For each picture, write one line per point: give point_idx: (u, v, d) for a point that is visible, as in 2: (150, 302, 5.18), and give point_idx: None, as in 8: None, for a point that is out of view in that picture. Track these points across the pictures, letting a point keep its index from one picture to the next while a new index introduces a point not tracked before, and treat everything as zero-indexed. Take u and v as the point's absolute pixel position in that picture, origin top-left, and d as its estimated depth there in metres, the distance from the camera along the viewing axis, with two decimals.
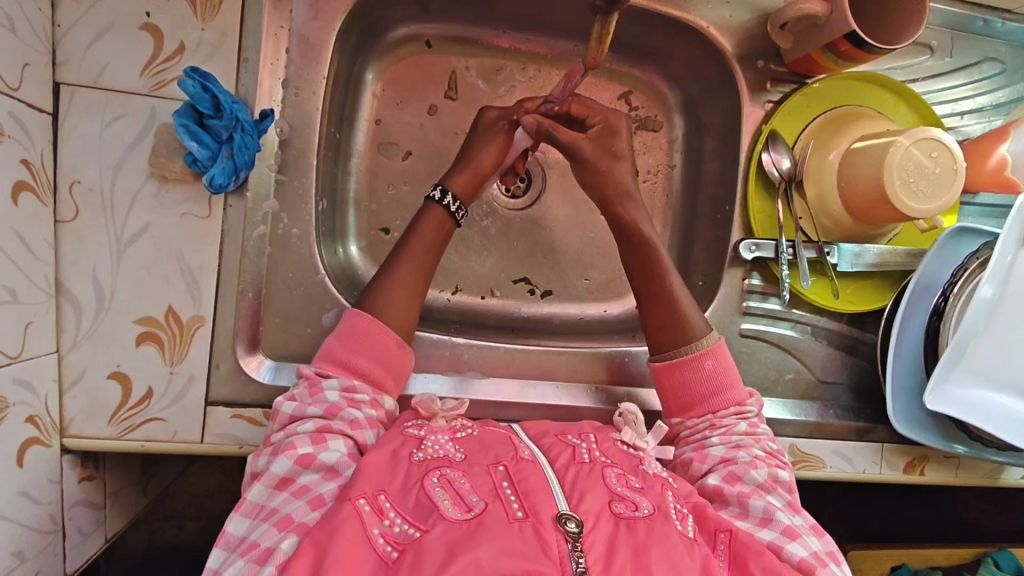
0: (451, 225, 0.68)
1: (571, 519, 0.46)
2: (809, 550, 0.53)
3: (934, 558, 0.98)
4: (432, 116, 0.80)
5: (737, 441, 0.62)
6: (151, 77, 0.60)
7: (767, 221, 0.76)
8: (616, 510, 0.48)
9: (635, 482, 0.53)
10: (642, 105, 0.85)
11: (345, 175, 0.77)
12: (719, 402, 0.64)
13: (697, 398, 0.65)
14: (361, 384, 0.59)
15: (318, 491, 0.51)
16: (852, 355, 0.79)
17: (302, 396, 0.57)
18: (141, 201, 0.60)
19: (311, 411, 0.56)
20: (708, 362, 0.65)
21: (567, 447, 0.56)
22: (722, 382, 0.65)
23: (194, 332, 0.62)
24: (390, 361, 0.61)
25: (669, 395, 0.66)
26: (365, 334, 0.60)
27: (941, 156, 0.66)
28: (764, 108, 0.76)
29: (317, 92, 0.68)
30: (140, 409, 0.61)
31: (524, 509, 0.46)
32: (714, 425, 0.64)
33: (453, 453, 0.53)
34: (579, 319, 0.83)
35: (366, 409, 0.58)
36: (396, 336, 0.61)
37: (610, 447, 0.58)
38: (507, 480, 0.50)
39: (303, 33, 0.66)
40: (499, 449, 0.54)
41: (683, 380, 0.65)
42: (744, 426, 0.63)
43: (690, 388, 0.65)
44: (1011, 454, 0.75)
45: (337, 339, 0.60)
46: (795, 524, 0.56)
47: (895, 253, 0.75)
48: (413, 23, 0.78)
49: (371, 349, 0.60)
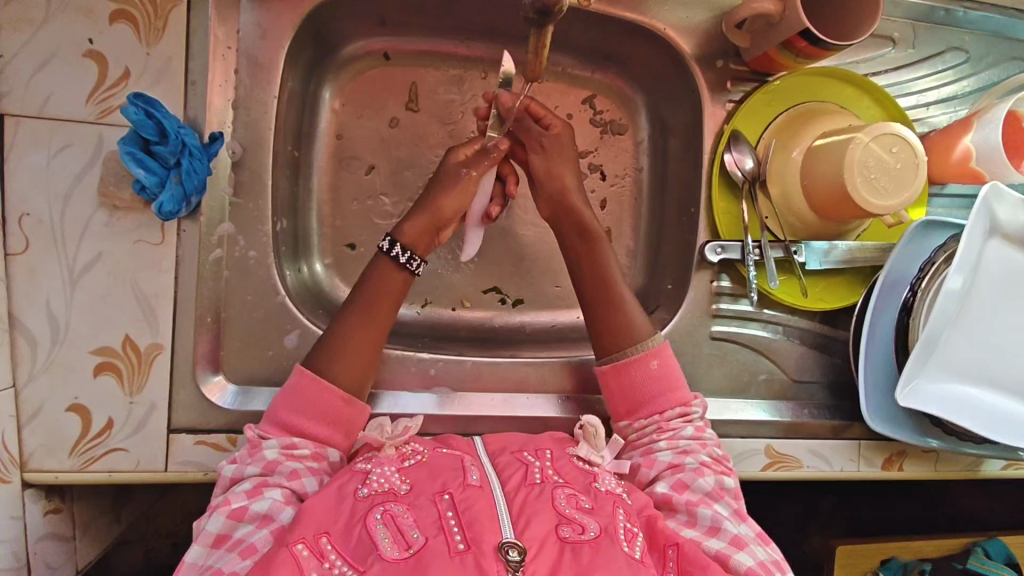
0: (406, 276, 0.67)
1: (514, 547, 0.45)
2: (756, 559, 0.53)
3: (924, 550, 0.98)
4: (393, 128, 0.79)
5: (684, 447, 0.62)
6: (96, 105, 0.59)
7: (733, 222, 0.75)
8: (563, 534, 0.48)
9: (585, 503, 0.52)
10: (606, 108, 0.84)
11: (306, 192, 0.77)
12: (665, 403, 0.65)
13: (642, 398, 0.65)
14: (303, 441, 0.58)
15: (249, 541, 0.51)
16: (826, 353, 0.78)
17: (241, 458, 0.57)
18: (92, 230, 0.60)
19: (248, 471, 0.55)
20: (654, 363, 0.65)
21: (521, 466, 0.55)
22: (667, 384, 0.65)
23: (152, 360, 0.61)
24: (336, 417, 0.60)
25: (615, 399, 0.66)
26: (310, 393, 0.60)
27: (900, 151, 0.65)
28: (726, 108, 0.75)
29: (269, 112, 0.67)
30: (101, 440, 0.60)
31: (465, 540, 0.46)
32: (661, 428, 0.64)
33: (399, 485, 0.52)
34: (551, 326, 0.83)
35: (307, 462, 0.57)
36: (342, 394, 0.60)
37: (565, 464, 0.57)
38: (452, 510, 0.49)
39: (252, 52, 0.66)
40: (447, 475, 0.53)
41: (630, 380, 0.66)
42: (690, 431, 0.63)
43: (637, 389, 0.65)
44: (987, 447, 0.75)
45: (282, 399, 0.59)
46: (743, 533, 0.56)
47: (863, 249, 0.74)
48: (368, 36, 0.77)
49: (315, 409, 0.59)
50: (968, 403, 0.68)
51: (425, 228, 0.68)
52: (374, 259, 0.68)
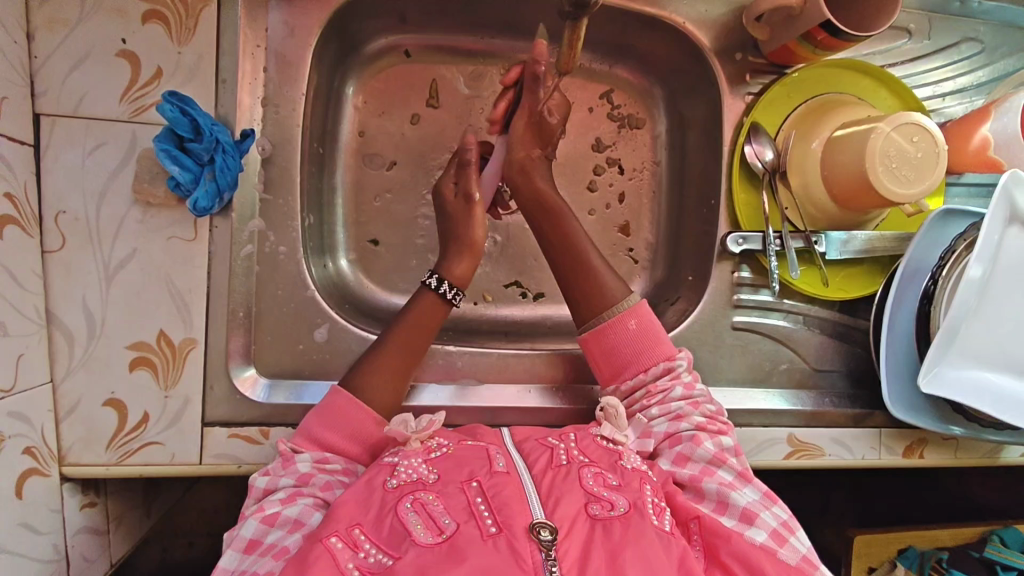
0: (447, 309, 0.69)
1: (545, 527, 0.46)
2: (768, 530, 0.53)
3: (941, 538, 1.00)
4: (414, 124, 0.80)
5: (675, 411, 0.63)
6: (129, 104, 0.60)
7: (753, 213, 0.76)
8: (593, 512, 0.49)
9: (613, 481, 0.53)
10: (624, 103, 0.85)
11: (330, 189, 0.78)
12: (649, 361, 0.66)
13: (626, 360, 0.66)
14: (333, 457, 0.59)
15: (282, 544, 0.51)
16: (845, 342, 0.79)
17: (274, 469, 0.57)
18: (126, 227, 0.60)
19: (283, 482, 0.56)
20: (631, 323, 0.67)
21: (546, 449, 0.56)
22: (648, 340, 0.66)
23: (186, 355, 0.62)
24: (366, 439, 0.61)
25: (601, 365, 0.68)
26: (345, 413, 0.60)
27: (921, 141, 0.66)
28: (745, 100, 0.76)
29: (296, 110, 0.68)
30: (137, 434, 0.61)
31: (497, 523, 0.47)
32: (651, 392, 0.64)
33: (426, 475, 0.53)
34: (571, 319, 0.84)
35: (338, 476, 0.58)
36: (375, 417, 0.61)
37: (590, 444, 0.58)
38: (480, 495, 0.50)
39: (279, 50, 0.66)
40: (474, 464, 0.54)
41: (611, 343, 0.67)
42: (680, 390, 0.64)
43: (619, 351, 0.67)
44: (1010, 434, 0.75)
45: (318, 416, 0.60)
46: (750, 502, 0.55)
47: (883, 239, 0.75)
48: (390, 34, 0.78)
49: (349, 429, 0.60)
50: (991, 389, 0.69)
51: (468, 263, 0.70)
52: (419, 293, 0.68)
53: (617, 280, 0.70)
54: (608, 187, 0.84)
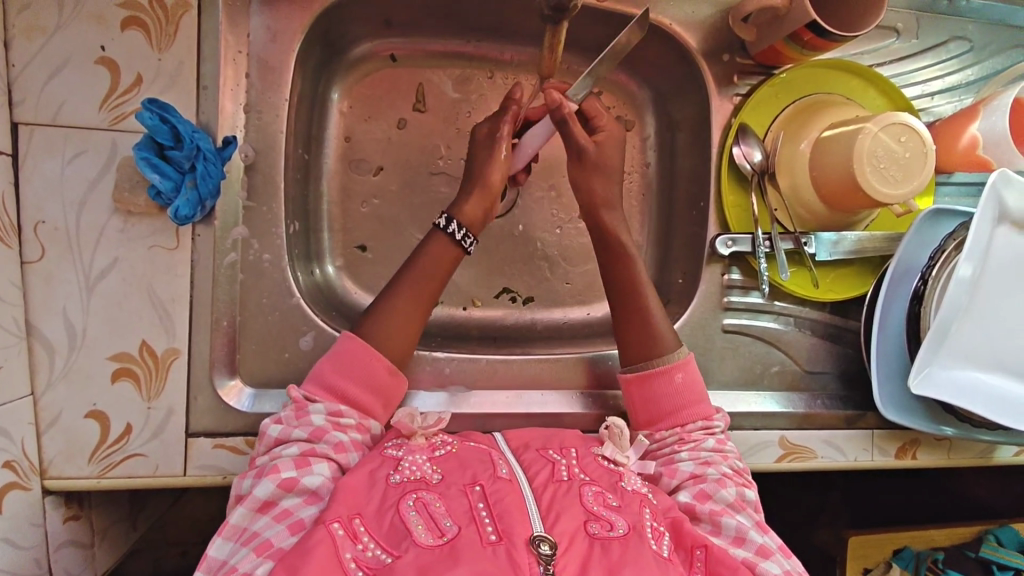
0: (458, 251, 0.67)
1: (545, 541, 0.46)
2: (783, 568, 0.54)
3: (935, 539, 0.99)
4: (401, 129, 0.79)
5: (706, 458, 0.62)
6: (109, 111, 0.59)
7: (742, 215, 0.75)
8: (592, 530, 0.48)
9: (612, 501, 0.52)
10: (613, 105, 0.84)
11: (316, 195, 0.77)
12: (689, 415, 0.65)
13: (666, 410, 0.65)
14: (348, 409, 0.58)
15: (297, 514, 0.51)
16: (837, 343, 0.79)
17: (287, 420, 0.57)
18: (107, 236, 0.60)
19: (296, 435, 0.56)
20: (678, 376, 0.66)
21: (547, 463, 0.55)
22: (690, 396, 0.65)
23: (169, 365, 0.61)
24: (379, 388, 0.60)
25: (637, 408, 0.67)
26: (358, 360, 0.60)
27: (909, 140, 0.65)
28: (733, 101, 0.75)
29: (280, 116, 0.67)
30: (120, 446, 0.60)
31: (497, 532, 0.46)
32: (682, 439, 0.64)
33: (430, 474, 0.53)
34: (561, 323, 0.83)
35: (350, 433, 0.58)
36: (388, 364, 0.61)
37: (591, 463, 0.58)
38: (483, 501, 0.49)
39: (262, 56, 0.66)
40: (477, 467, 0.53)
41: (654, 391, 0.66)
42: (712, 443, 0.63)
43: (659, 399, 0.66)
44: (999, 433, 0.75)
45: (330, 362, 0.60)
46: (767, 543, 0.56)
47: (873, 239, 0.75)
48: (376, 38, 0.77)
49: (362, 376, 0.60)
50: (981, 390, 0.69)
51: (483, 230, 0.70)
52: (430, 234, 0.67)
53: (670, 331, 0.68)
54: None
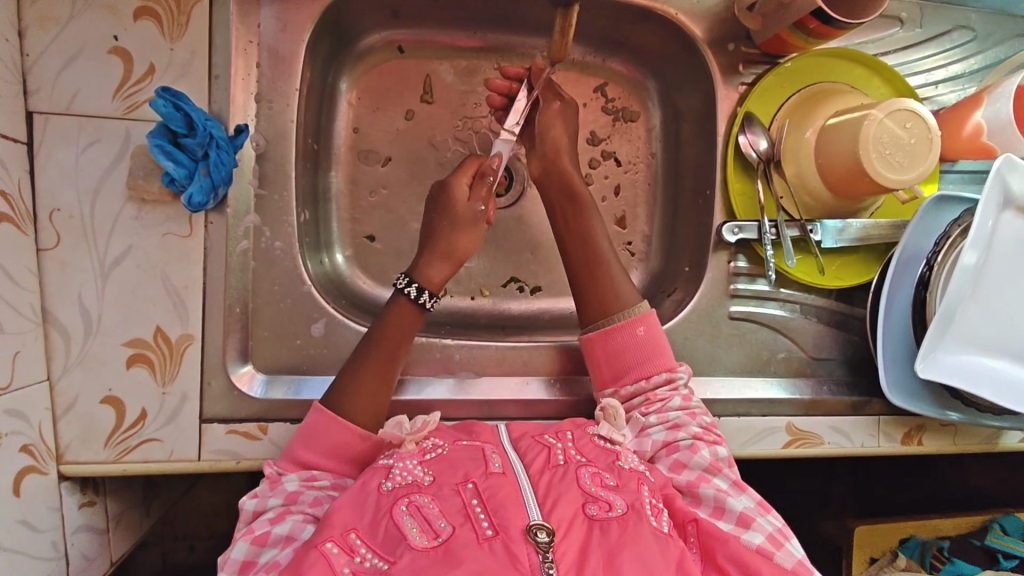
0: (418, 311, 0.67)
1: (541, 529, 0.46)
2: (764, 535, 0.54)
3: (941, 527, 1.03)
4: (409, 120, 0.80)
5: (674, 420, 0.63)
6: (123, 100, 0.60)
7: (748, 203, 0.76)
8: (590, 512, 0.49)
9: (610, 481, 0.54)
10: (618, 96, 0.85)
11: (325, 185, 0.78)
12: (651, 369, 0.66)
13: (629, 365, 0.66)
14: (321, 474, 0.59)
15: (273, 561, 0.51)
16: (843, 330, 0.79)
17: (262, 492, 0.58)
18: (121, 224, 0.60)
19: (271, 503, 0.57)
20: (640, 330, 0.67)
21: (543, 449, 0.56)
22: (653, 350, 0.66)
23: (183, 351, 0.62)
24: (353, 456, 0.61)
25: (601, 365, 0.68)
26: (325, 433, 0.60)
27: (915, 126, 0.66)
28: (738, 90, 0.76)
29: (290, 105, 0.68)
30: (136, 431, 0.61)
31: (493, 526, 0.47)
32: (650, 399, 0.65)
33: (422, 477, 0.53)
34: (568, 312, 0.84)
35: (327, 492, 0.58)
36: (358, 433, 0.61)
37: (587, 444, 0.58)
38: (476, 497, 0.50)
39: (272, 46, 0.66)
40: (468, 466, 0.54)
41: (617, 346, 0.67)
42: (679, 401, 0.65)
43: (623, 356, 0.67)
44: (1009, 419, 0.76)
45: (299, 438, 0.60)
46: (747, 508, 0.56)
47: (878, 226, 0.75)
48: (383, 29, 0.78)
49: (332, 448, 0.60)
50: (988, 374, 0.69)
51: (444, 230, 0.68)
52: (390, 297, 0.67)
53: (632, 289, 0.70)
54: (603, 179, 0.84)
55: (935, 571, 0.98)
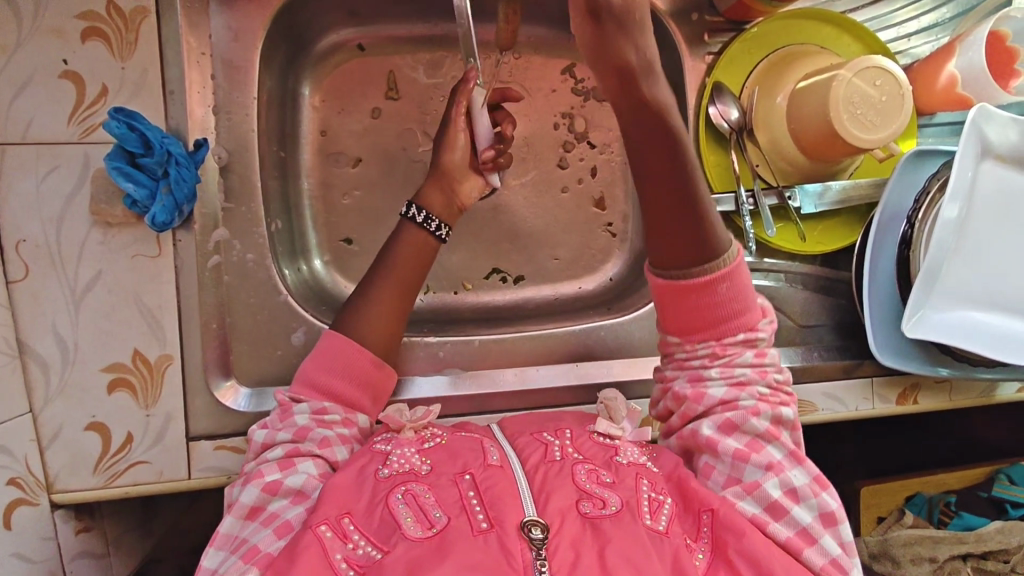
0: (427, 237, 0.68)
1: (536, 525, 0.46)
2: (813, 514, 0.52)
3: (947, 482, 1.05)
4: (376, 118, 0.79)
5: (739, 377, 0.58)
6: (79, 125, 0.59)
7: (724, 174, 0.75)
8: (584, 510, 0.48)
9: (607, 477, 0.52)
10: (586, 76, 0.84)
11: (297, 191, 0.77)
12: (730, 328, 0.58)
13: (703, 322, 0.58)
14: (332, 406, 0.59)
15: (283, 517, 0.51)
16: (830, 295, 0.78)
17: (273, 423, 0.58)
18: (88, 250, 0.60)
19: (280, 437, 0.56)
20: (724, 286, 0.57)
21: (540, 445, 0.55)
22: (736, 307, 0.58)
23: (163, 372, 0.62)
24: (366, 382, 0.61)
25: (668, 314, 0.60)
26: (341, 355, 0.60)
27: (884, 84, 0.65)
28: (705, 61, 0.75)
29: (250, 114, 0.67)
30: (123, 455, 0.61)
31: (488, 519, 0.46)
32: (717, 353, 0.58)
33: (419, 465, 0.53)
34: (553, 299, 0.83)
35: (337, 428, 0.58)
36: (372, 357, 0.61)
37: (586, 441, 0.57)
38: (473, 489, 0.49)
39: (225, 56, 0.65)
40: (467, 456, 0.53)
41: (694, 302, 0.58)
42: (751, 357, 0.58)
43: (699, 312, 0.58)
44: (1001, 370, 0.74)
45: (311, 360, 0.60)
46: (797, 480, 0.54)
47: (858, 187, 0.74)
48: (342, 28, 0.77)
49: (346, 372, 0.60)
50: (976, 328, 0.68)
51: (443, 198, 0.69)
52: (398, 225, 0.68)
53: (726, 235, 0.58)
54: (578, 163, 0.84)
55: (942, 526, 1.03)
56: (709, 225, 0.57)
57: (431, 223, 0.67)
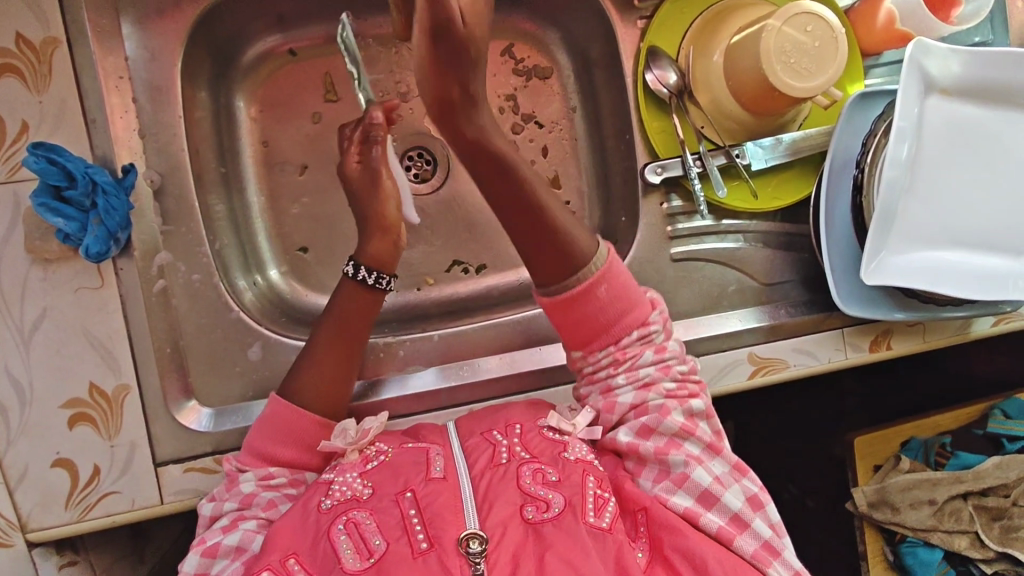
0: (376, 294, 0.67)
1: (475, 538, 0.48)
2: (726, 518, 0.54)
3: (945, 422, 1.07)
4: (316, 123, 0.78)
5: (645, 377, 0.59)
6: (4, 164, 0.59)
7: (669, 140, 0.73)
8: (527, 516, 0.51)
9: (551, 475, 0.54)
10: (526, 55, 0.83)
11: (244, 205, 0.77)
12: (622, 329, 0.60)
13: (595, 332, 0.60)
14: (277, 470, 0.59)
15: None
16: (792, 251, 0.77)
17: (219, 495, 0.59)
18: (31, 288, 0.60)
19: (226, 506, 0.57)
20: (603, 289, 0.59)
21: (488, 447, 0.56)
22: (622, 306, 0.59)
23: (122, 402, 0.62)
24: (312, 443, 0.61)
25: (565, 330, 0.61)
26: (283, 421, 0.60)
27: (816, 29, 0.63)
28: (638, 26, 0.73)
29: (178, 133, 0.66)
30: (92, 487, 0.61)
31: (428, 539, 0.48)
32: (618, 358, 0.60)
33: (361, 490, 0.54)
34: (518, 285, 0.82)
35: (284, 490, 0.59)
36: (316, 418, 0.61)
37: (535, 437, 0.58)
38: (415, 507, 0.51)
39: (146, 77, 0.64)
40: (409, 472, 0.54)
41: (580, 313, 0.59)
42: (650, 354, 0.60)
43: (588, 321, 0.59)
44: (971, 306, 0.73)
45: (256, 428, 0.60)
46: (716, 481, 0.56)
47: (808, 138, 0.73)
48: (269, 34, 0.76)
49: (290, 436, 0.60)
50: (936, 268, 0.67)
51: (387, 244, 0.67)
52: (341, 284, 0.67)
53: (588, 233, 0.60)
54: (529, 144, 0.82)
55: (940, 467, 1.03)
56: (557, 228, 0.59)
57: (381, 282, 0.66)
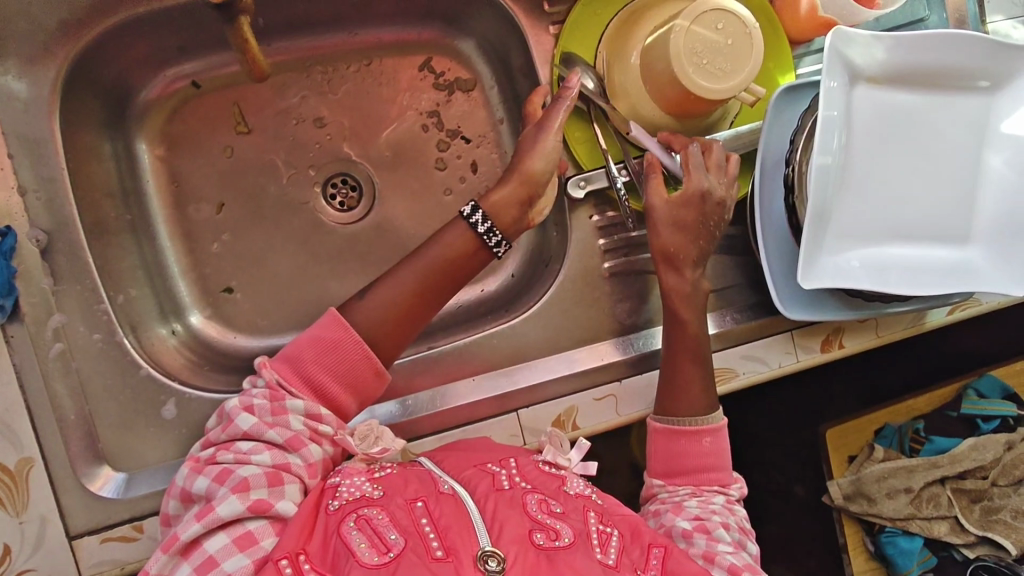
0: (478, 247, 0.63)
1: (492, 556, 0.46)
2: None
3: (915, 407, 1.06)
4: (229, 157, 0.75)
5: (714, 508, 0.61)
6: None
7: (593, 150, 0.71)
8: (538, 541, 0.48)
9: (556, 507, 0.53)
10: (447, 68, 0.79)
11: (157, 251, 0.73)
12: (705, 477, 0.64)
13: (684, 467, 0.64)
14: (327, 413, 0.56)
15: (262, 544, 0.49)
16: (734, 253, 0.73)
17: (263, 413, 0.54)
18: None
19: (270, 437, 0.53)
20: (706, 440, 0.64)
21: (486, 475, 0.55)
22: (716, 461, 0.64)
23: (27, 476, 0.59)
24: (360, 388, 0.58)
25: (656, 457, 0.65)
26: (345, 356, 0.57)
27: (727, 26, 0.60)
28: (550, 31, 0.70)
29: (64, 187, 0.63)
30: (4, 568, 0.58)
31: (443, 548, 0.47)
32: (696, 492, 0.63)
33: (370, 491, 0.53)
34: (456, 308, 0.78)
35: (324, 445, 0.55)
36: (375, 364, 0.58)
37: (531, 469, 0.58)
38: (427, 516, 0.50)
39: (22, 132, 0.61)
40: (418, 485, 0.54)
41: (680, 448, 0.64)
42: (722, 498, 0.63)
43: (683, 457, 0.64)
44: (918, 300, 0.71)
45: (314, 351, 0.57)
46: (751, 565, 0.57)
47: (738, 136, 0.70)
48: (167, 70, 0.73)
49: (345, 375, 0.57)
50: (880, 265, 0.64)
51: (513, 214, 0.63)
52: (453, 223, 0.63)
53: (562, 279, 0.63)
54: (456, 160, 0.79)
55: (914, 454, 1.02)
56: (691, 393, 0.64)
57: (492, 238, 0.62)
